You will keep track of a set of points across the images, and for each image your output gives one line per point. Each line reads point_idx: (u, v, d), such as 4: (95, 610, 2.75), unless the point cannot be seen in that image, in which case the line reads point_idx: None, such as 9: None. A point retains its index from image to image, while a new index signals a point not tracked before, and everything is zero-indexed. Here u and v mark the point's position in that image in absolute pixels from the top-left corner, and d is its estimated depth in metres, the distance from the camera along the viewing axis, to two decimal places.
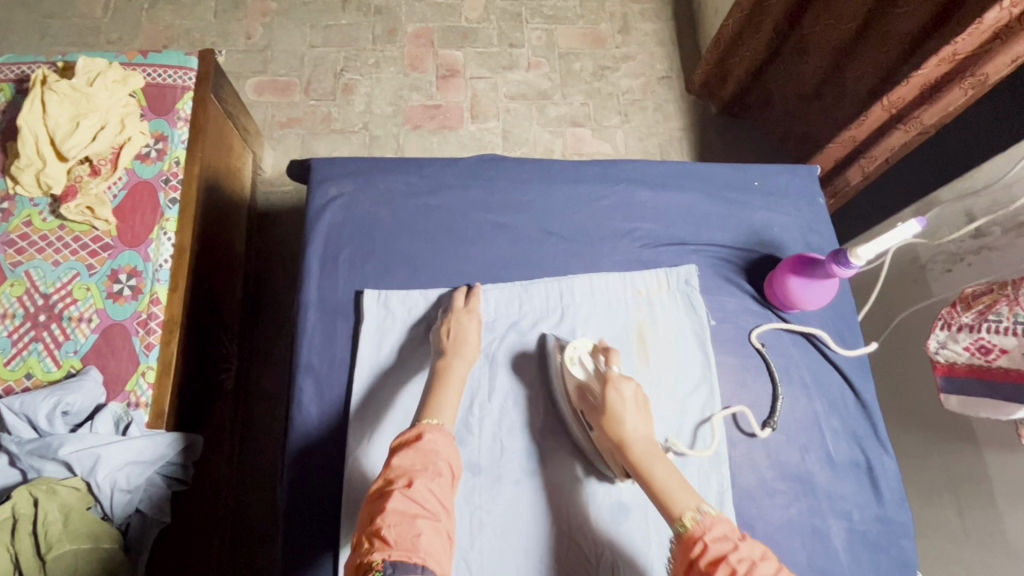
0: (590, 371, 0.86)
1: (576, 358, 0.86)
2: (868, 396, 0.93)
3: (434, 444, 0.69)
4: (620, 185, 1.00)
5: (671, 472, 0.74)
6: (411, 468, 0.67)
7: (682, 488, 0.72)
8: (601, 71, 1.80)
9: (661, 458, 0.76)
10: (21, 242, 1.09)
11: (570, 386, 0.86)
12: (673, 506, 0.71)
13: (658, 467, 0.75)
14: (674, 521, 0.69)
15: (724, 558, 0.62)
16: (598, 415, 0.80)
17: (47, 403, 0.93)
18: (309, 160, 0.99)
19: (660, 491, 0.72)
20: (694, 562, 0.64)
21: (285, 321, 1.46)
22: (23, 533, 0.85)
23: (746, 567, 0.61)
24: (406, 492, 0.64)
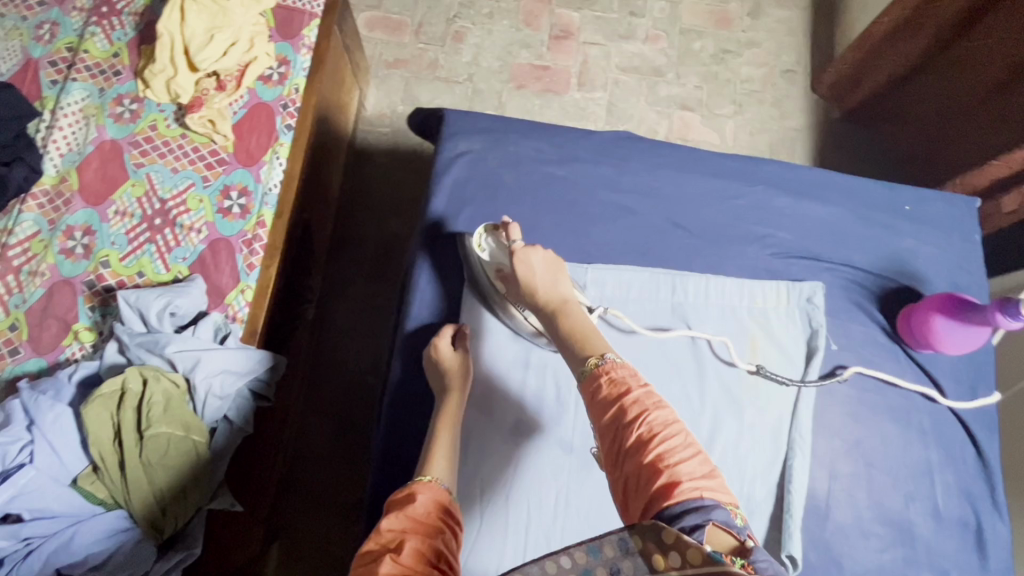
0: (497, 249, 0.87)
1: (484, 244, 0.87)
2: (990, 455, 0.88)
3: (425, 505, 0.63)
4: (759, 187, 0.95)
5: (582, 320, 0.73)
6: (403, 530, 0.60)
7: (592, 333, 0.71)
8: (722, 54, 1.69)
9: (573, 310, 0.75)
10: (146, 144, 1.13)
11: (487, 269, 0.87)
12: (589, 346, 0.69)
13: (567, 315, 0.74)
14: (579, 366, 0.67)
15: (621, 400, 0.61)
16: (515, 285, 0.82)
17: (159, 302, 0.97)
18: (442, 110, 0.98)
19: (570, 338, 0.71)
20: (594, 395, 0.64)
21: (367, 261, 1.48)
22: (128, 406, 0.88)
23: (639, 410, 0.60)
24: (398, 557, 0.56)
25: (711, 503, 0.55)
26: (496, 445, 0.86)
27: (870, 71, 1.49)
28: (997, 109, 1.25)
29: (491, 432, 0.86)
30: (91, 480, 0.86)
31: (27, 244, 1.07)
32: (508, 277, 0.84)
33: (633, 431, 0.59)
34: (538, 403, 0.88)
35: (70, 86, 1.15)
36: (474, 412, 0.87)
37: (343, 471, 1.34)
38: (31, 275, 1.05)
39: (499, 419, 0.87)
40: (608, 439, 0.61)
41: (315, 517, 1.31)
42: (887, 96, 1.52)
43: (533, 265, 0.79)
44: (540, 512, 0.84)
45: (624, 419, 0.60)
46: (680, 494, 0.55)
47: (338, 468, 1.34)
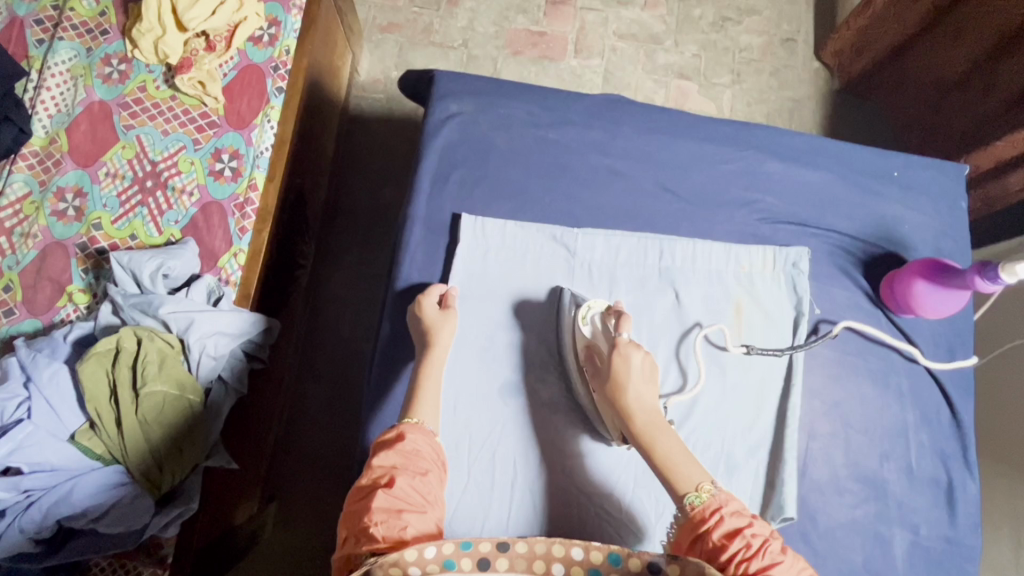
0: (599, 329, 0.82)
1: (589, 318, 0.83)
2: (966, 417, 0.90)
3: (415, 446, 0.66)
4: (750, 151, 0.95)
5: (676, 444, 0.70)
6: (394, 466, 0.64)
7: (685, 463, 0.68)
8: (722, 22, 1.67)
9: (665, 429, 0.71)
10: (135, 106, 1.11)
11: (579, 342, 0.82)
12: (680, 480, 0.66)
13: (662, 438, 0.70)
14: (680, 499, 0.65)
15: (740, 533, 0.60)
16: (602, 378, 0.77)
17: (152, 263, 0.97)
18: (433, 71, 0.97)
19: (660, 465, 0.68)
20: (705, 533, 0.61)
21: (360, 228, 1.48)
22: (123, 364, 0.90)
23: (761, 540, 0.59)
24: (390, 492, 0.62)
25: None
26: (482, 406, 0.85)
27: (872, 38, 1.48)
28: (990, 76, 1.27)
29: (478, 393, 0.85)
30: (88, 436, 0.88)
31: (19, 205, 1.07)
32: (595, 363, 0.79)
33: (755, 560, 0.58)
34: (526, 363, 0.88)
35: (57, 45, 1.13)
36: (459, 372, 0.86)
37: (335, 433, 1.36)
38: (24, 237, 1.05)
39: (487, 380, 0.86)
40: (720, 567, 0.59)
41: (312, 478, 1.34)
42: (888, 65, 1.50)
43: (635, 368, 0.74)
44: (525, 468, 0.84)
45: (743, 549, 0.59)
46: None
47: (335, 433, 1.36)
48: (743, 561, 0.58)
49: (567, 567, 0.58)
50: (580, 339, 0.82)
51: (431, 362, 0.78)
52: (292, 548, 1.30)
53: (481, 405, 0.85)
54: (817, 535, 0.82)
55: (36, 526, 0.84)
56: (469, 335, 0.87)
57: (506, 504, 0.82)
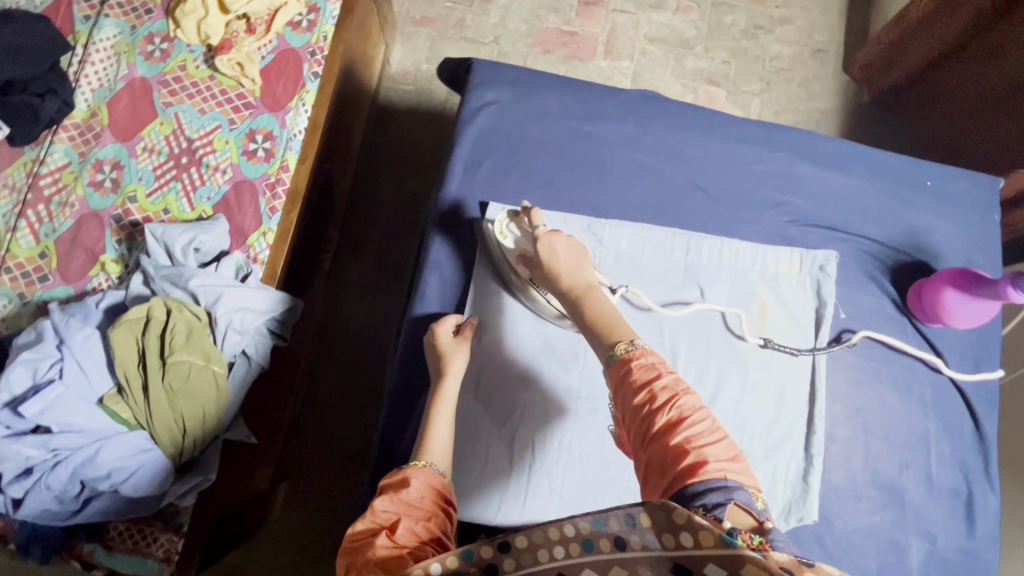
0: (520, 236, 0.87)
1: (506, 231, 0.87)
2: (988, 429, 0.89)
3: (418, 488, 0.66)
4: (781, 153, 0.95)
5: (606, 305, 0.74)
6: (397, 509, 0.64)
7: (615, 319, 0.71)
8: (753, 30, 1.67)
9: (596, 294, 0.75)
10: (175, 84, 1.14)
11: (509, 255, 0.88)
12: (615, 331, 0.69)
13: (591, 299, 0.75)
14: (607, 351, 0.68)
15: (649, 385, 0.62)
16: (536, 269, 0.83)
17: (185, 237, 1.00)
18: (470, 60, 0.98)
19: (594, 323, 0.71)
20: (620, 383, 0.64)
21: (384, 216, 1.50)
22: (153, 333, 0.92)
23: (668, 395, 0.62)
24: (392, 534, 0.61)
25: (736, 486, 0.57)
26: (503, 393, 0.88)
27: (904, 52, 1.46)
28: None
29: (497, 380, 0.88)
30: (116, 400, 0.90)
31: (58, 174, 1.10)
32: (530, 261, 0.85)
33: (661, 413, 0.61)
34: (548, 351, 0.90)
35: (103, 22, 1.16)
36: (482, 359, 0.89)
37: (350, 418, 1.38)
38: (62, 206, 1.08)
39: (507, 367, 0.89)
40: (634, 421, 0.63)
41: (323, 463, 1.35)
42: (920, 80, 1.48)
43: (558, 250, 0.80)
44: (542, 455, 0.87)
45: (650, 403, 0.62)
46: (705, 472, 0.57)
47: (348, 419, 1.38)
48: (653, 415, 0.61)
49: (567, 549, 0.52)
50: (508, 252, 0.88)
51: (444, 392, 0.79)
52: (302, 529, 1.32)
53: (492, 400, 0.88)
54: (833, 539, 0.82)
55: (62, 484, 0.86)
56: (482, 336, 0.89)
57: (522, 487, 0.85)
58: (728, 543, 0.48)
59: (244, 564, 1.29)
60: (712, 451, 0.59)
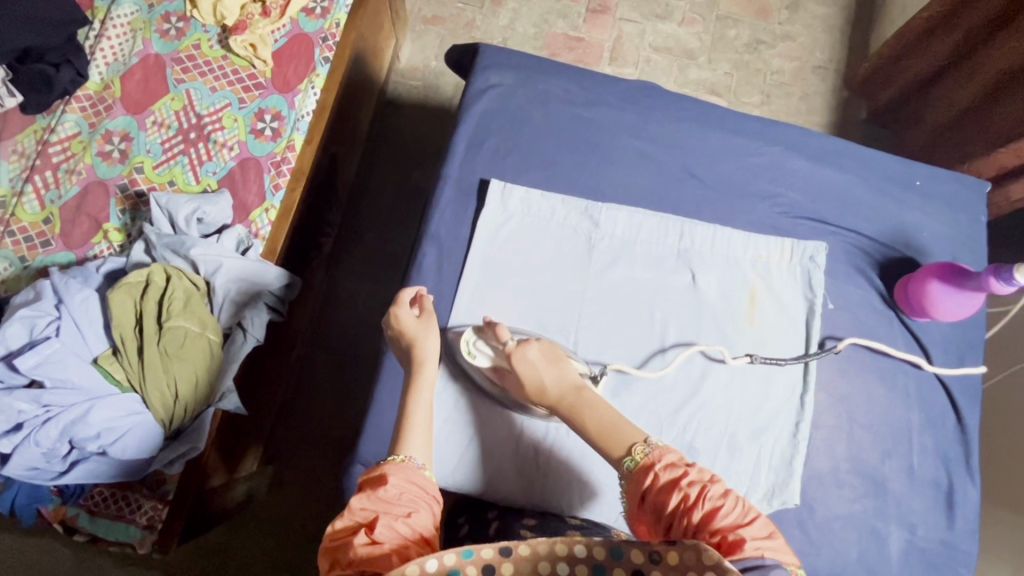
0: (492, 351, 0.83)
1: (474, 351, 0.83)
2: (970, 423, 0.90)
3: (399, 488, 0.64)
4: (777, 148, 0.97)
5: (604, 413, 0.73)
6: (377, 507, 0.63)
7: (616, 427, 0.71)
8: (756, 45, 1.71)
9: (589, 398, 0.75)
10: (188, 62, 1.16)
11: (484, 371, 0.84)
12: (622, 442, 0.69)
13: (587, 411, 0.74)
14: (619, 462, 0.68)
15: (677, 484, 0.62)
16: (518, 386, 0.80)
17: (188, 206, 1.01)
18: (478, 46, 1.01)
19: (597, 438, 0.71)
20: (648, 491, 0.64)
21: (386, 204, 1.52)
22: (151, 296, 0.94)
23: (698, 488, 0.61)
24: (372, 532, 0.60)
25: (774, 565, 0.57)
26: None
27: (901, 69, 1.51)
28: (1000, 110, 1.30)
29: None
30: (111, 361, 0.92)
31: (68, 143, 1.12)
32: (506, 374, 0.82)
33: (695, 510, 0.60)
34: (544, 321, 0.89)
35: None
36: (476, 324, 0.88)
37: (341, 400, 1.38)
38: (69, 173, 1.09)
39: None
40: (668, 525, 0.62)
41: (315, 448, 1.35)
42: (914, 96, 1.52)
43: (534, 362, 0.78)
44: (531, 427, 0.86)
45: (683, 502, 0.61)
46: (743, 552, 0.57)
47: (340, 406, 1.38)
48: (685, 512, 0.61)
49: (571, 565, 0.55)
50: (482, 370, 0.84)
51: (421, 380, 0.78)
52: (287, 509, 1.31)
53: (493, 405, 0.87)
54: (813, 524, 0.83)
55: (51, 442, 0.86)
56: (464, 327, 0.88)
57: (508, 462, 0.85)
58: None
59: (229, 545, 1.28)
60: (750, 531, 0.59)
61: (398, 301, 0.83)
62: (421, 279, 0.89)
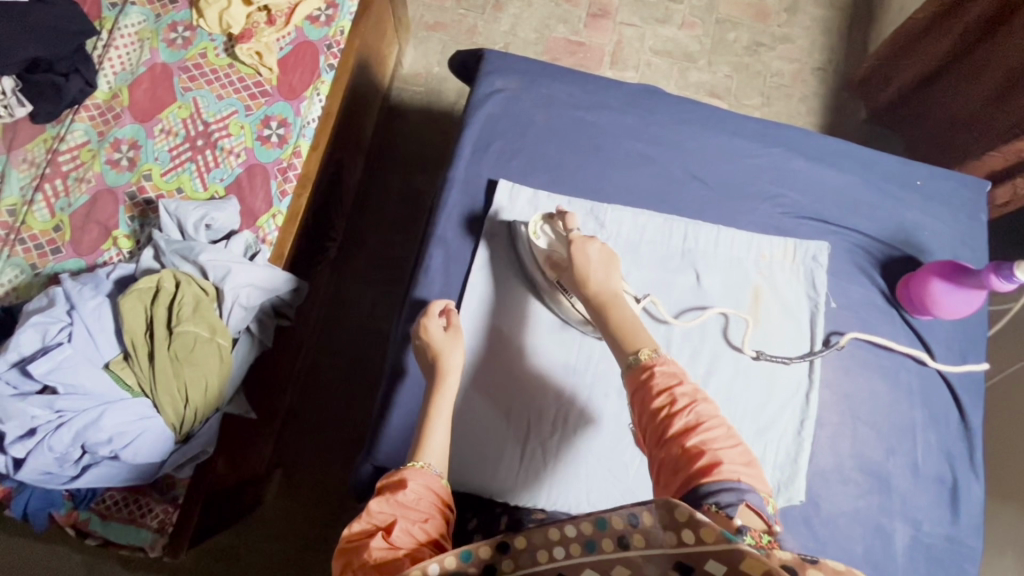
0: (552, 239, 0.88)
1: (540, 231, 0.88)
2: (974, 420, 0.91)
3: (416, 494, 0.66)
4: (778, 149, 0.98)
5: (630, 316, 0.78)
6: (394, 513, 0.64)
7: (637, 328, 0.76)
8: (755, 47, 1.72)
9: (622, 303, 0.79)
10: (195, 70, 1.18)
11: (540, 259, 0.89)
12: (635, 341, 0.74)
13: (618, 309, 0.79)
14: (628, 355, 0.73)
15: (669, 391, 0.67)
16: (568, 275, 0.84)
17: (197, 213, 1.03)
18: (481, 51, 1.02)
19: (614, 331, 0.76)
20: (642, 387, 0.69)
21: (390, 208, 1.53)
22: (161, 303, 0.95)
23: (687, 401, 0.66)
24: (388, 536, 0.62)
25: (747, 488, 0.60)
26: (501, 362, 0.89)
27: (899, 70, 1.52)
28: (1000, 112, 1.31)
29: (496, 352, 0.89)
30: (122, 366, 0.92)
31: (77, 152, 1.13)
32: (559, 266, 0.86)
33: (678, 417, 0.65)
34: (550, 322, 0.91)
35: (129, 9, 1.21)
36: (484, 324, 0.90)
37: (347, 404, 1.39)
38: (78, 181, 1.11)
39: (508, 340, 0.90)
40: (652, 425, 0.66)
41: (322, 451, 1.36)
42: (914, 96, 1.53)
43: (590, 257, 0.83)
44: (538, 426, 0.87)
45: (670, 407, 0.66)
46: (719, 472, 0.61)
47: (347, 409, 1.39)
48: (669, 418, 0.65)
49: (566, 548, 0.54)
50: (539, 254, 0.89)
51: (443, 391, 0.78)
52: (293, 512, 1.32)
53: (505, 402, 0.87)
54: (819, 520, 0.83)
55: (63, 447, 0.87)
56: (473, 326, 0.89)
57: (516, 460, 0.85)
58: (728, 539, 0.49)
59: (238, 549, 1.29)
60: (727, 453, 0.63)
61: (429, 310, 0.84)
62: (428, 282, 0.90)
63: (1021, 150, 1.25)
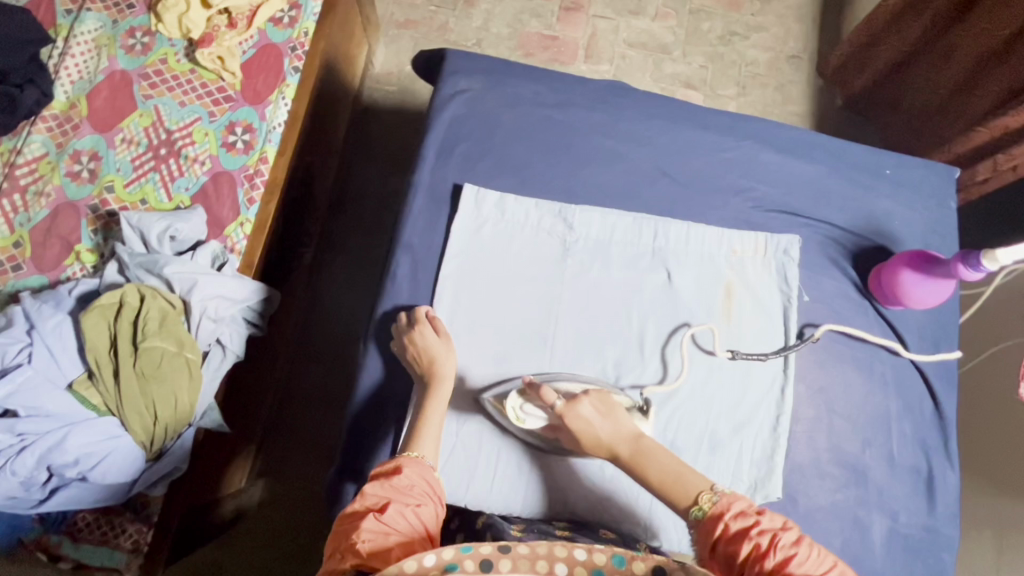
0: (540, 410, 0.81)
1: (521, 415, 0.81)
2: (947, 408, 0.91)
3: (411, 482, 0.67)
4: (748, 141, 0.97)
5: (669, 461, 0.73)
6: (387, 495, 0.66)
7: (682, 474, 0.71)
8: (730, 37, 1.71)
9: (650, 446, 0.74)
10: (155, 77, 1.15)
11: (530, 431, 0.83)
12: (688, 490, 0.70)
13: (652, 460, 0.73)
14: (686, 511, 0.69)
15: (747, 534, 0.63)
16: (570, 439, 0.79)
17: (160, 224, 1.00)
18: (444, 51, 1.00)
19: (660, 487, 0.72)
20: (718, 542, 0.65)
21: (365, 211, 1.51)
22: (125, 318, 0.92)
23: (768, 535, 0.62)
24: (380, 517, 0.63)
25: None
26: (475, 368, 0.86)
27: (872, 56, 1.51)
28: (973, 95, 1.32)
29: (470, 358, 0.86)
30: (86, 386, 0.90)
31: (35, 165, 1.10)
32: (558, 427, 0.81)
33: (767, 558, 0.61)
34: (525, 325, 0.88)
35: (85, 15, 1.17)
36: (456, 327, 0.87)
37: (327, 412, 1.37)
38: (37, 195, 1.07)
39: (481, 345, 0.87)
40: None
41: (303, 461, 1.34)
42: (888, 82, 1.53)
43: (587, 416, 0.77)
44: (513, 432, 0.86)
45: (755, 551, 0.62)
46: None
47: (326, 418, 1.37)
48: (758, 560, 0.61)
49: (570, 566, 0.58)
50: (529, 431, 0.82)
51: (435, 397, 0.79)
52: (274, 525, 1.30)
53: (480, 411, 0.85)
54: (797, 516, 0.83)
55: (28, 470, 0.85)
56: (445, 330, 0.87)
57: (491, 467, 0.84)
58: None
59: (221, 564, 1.27)
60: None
61: (416, 316, 0.84)
62: (397, 288, 0.89)
63: (992, 134, 1.26)
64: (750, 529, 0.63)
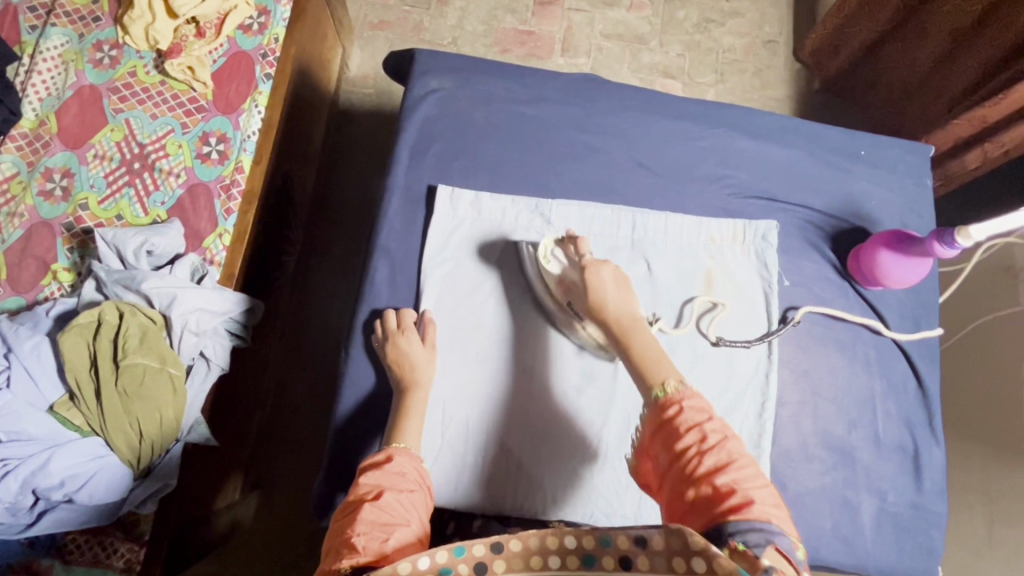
0: (565, 264, 0.86)
1: (551, 256, 0.86)
2: (931, 386, 0.92)
3: (402, 467, 0.68)
4: (722, 129, 0.97)
5: (649, 344, 0.74)
6: (380, 484, 0.66)
7: (658, 358, 0.72)
8: (706, 24, 1.71)
9: (641, 330, 0.76)
10: (125, 90, 1.13)
11: (550, 282, 0.86)
12: (654, 374, 0.70)
13: (637, 338, 0.75)
14: (647, 392, 0.69)
15: (696, 427, 0.63)
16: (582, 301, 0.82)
17: (135, 240, 0.98)
18: (414, 51, 1.00)
19: (637, 364, 0.72)
20: (665, 425, 0.65)
21: (347, 216, 1.50)
22: (104, 336, 0.91)
23: (716, 438, 0.62)
24: (376, 503, 0.63)
25: (778, 531, 0.56)
26: (459, 370, 0.87)
27: (847, 37, 1.52)
28: (949, 73, 1.32)
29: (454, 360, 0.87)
30: (67, 407, 0.89)
31: (7, 185, 1.08)
32: (573, 290, 0.84)
33: (708, 456, 0.61)
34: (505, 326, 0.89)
35: (50, 31, 1.15)
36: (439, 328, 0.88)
37: (318, 421, 1.36)
38: (10, 216, 1.06)
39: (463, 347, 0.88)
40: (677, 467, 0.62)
41: (296, 473, 1.33)
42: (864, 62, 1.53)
43: (605, 279, 0.80)
44: (497, 433, 0.86)
45: (699, 444, 0.62)
46: (748, 512, 0.57)
47: (318, 426, 1.36)
48: (697, 455, 0.61)
49: (563, 558, 0.55)
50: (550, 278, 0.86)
51: (410, 404, 0.78)
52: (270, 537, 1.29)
53: (466, 414, 0.86)
54: (786, 500, 0.84)
55: (12, 496, 0.84)
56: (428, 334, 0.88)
57: (477, 466, 0.84)
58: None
59: None
60: (758, 495, 0.58)
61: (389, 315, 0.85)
62: (376, 293, 0.88)
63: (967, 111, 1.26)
64: (700, 423, 0.63)
